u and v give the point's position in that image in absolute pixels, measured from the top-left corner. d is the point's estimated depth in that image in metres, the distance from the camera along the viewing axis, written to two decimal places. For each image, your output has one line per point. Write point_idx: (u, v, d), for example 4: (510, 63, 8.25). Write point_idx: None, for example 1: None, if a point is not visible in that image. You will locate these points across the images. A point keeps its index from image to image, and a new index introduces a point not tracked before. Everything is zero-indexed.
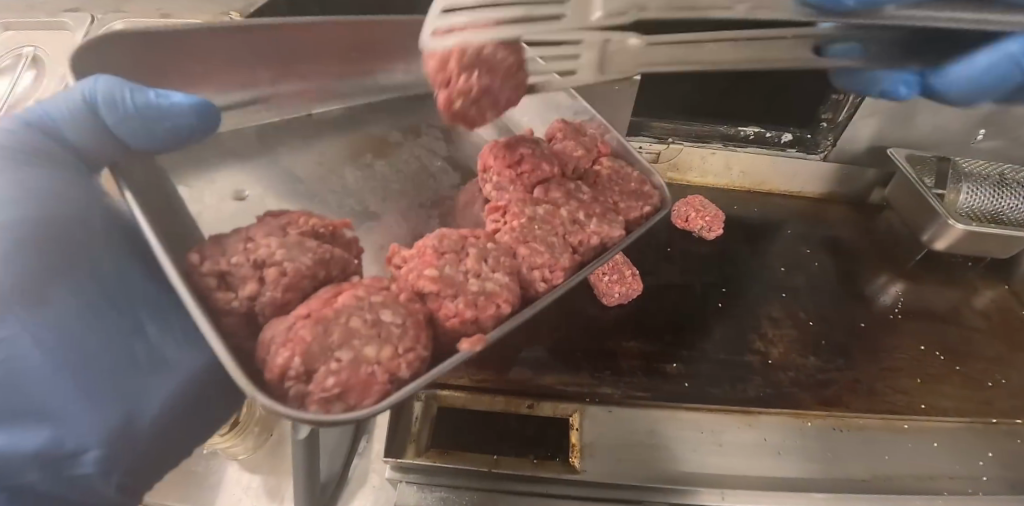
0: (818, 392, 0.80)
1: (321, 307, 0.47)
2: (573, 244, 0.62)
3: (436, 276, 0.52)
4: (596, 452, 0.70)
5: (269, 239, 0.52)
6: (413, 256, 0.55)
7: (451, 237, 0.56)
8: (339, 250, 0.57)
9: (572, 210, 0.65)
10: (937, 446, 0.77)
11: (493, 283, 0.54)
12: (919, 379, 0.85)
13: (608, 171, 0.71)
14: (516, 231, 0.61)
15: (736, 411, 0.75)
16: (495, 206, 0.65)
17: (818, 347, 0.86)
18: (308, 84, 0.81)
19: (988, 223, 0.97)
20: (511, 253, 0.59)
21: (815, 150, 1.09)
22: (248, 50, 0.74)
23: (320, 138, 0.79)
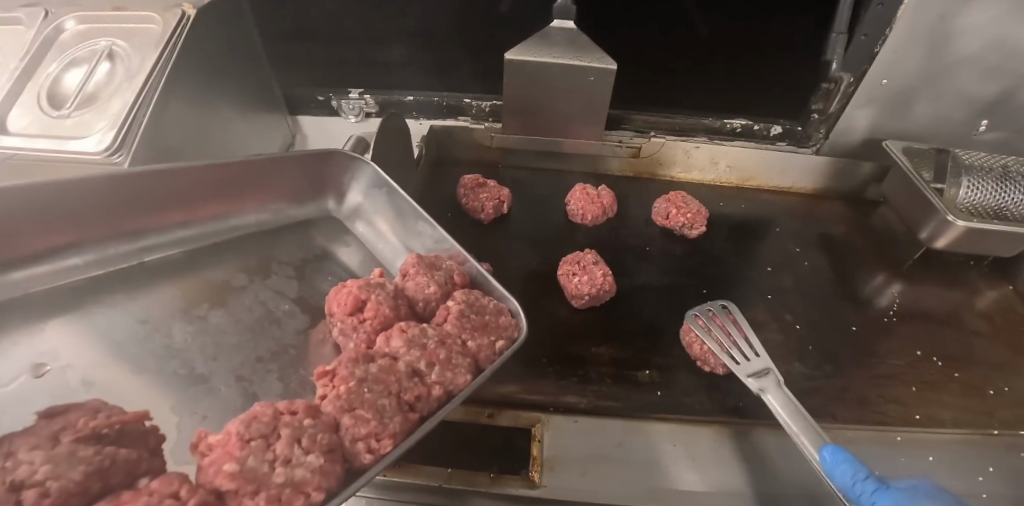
0: (803, 402, 0.74)
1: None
2: (406, 402, 0.56)
3: (235, 470, 0.46)
4: (558, 467, 0.64)
5: (36, 452, 0.46)
6: (217, 445, 0.49)
7: (261, 420, 0.50)
8: (130, 451, 0.50)
9: (411, 360, 0.59)
10: (934, 460, 0.70)
11: (303, 469, 0.48)
12: (914, 388, 0.79)
13: (461, 304, 0.66)
14: (338, 399, 0.54)
15: (711, 421, 0.70)
16: (323, 369, 0.57)
17: (805, 353, 0.80)
18: (204, 222, 0.78)
19: (991, 219, 0.90)
20: (333, 427, 0.52)
21: (806, 143, 1.04)
22: (169, 190, 0.73)
23: (234, 256, 0.77)
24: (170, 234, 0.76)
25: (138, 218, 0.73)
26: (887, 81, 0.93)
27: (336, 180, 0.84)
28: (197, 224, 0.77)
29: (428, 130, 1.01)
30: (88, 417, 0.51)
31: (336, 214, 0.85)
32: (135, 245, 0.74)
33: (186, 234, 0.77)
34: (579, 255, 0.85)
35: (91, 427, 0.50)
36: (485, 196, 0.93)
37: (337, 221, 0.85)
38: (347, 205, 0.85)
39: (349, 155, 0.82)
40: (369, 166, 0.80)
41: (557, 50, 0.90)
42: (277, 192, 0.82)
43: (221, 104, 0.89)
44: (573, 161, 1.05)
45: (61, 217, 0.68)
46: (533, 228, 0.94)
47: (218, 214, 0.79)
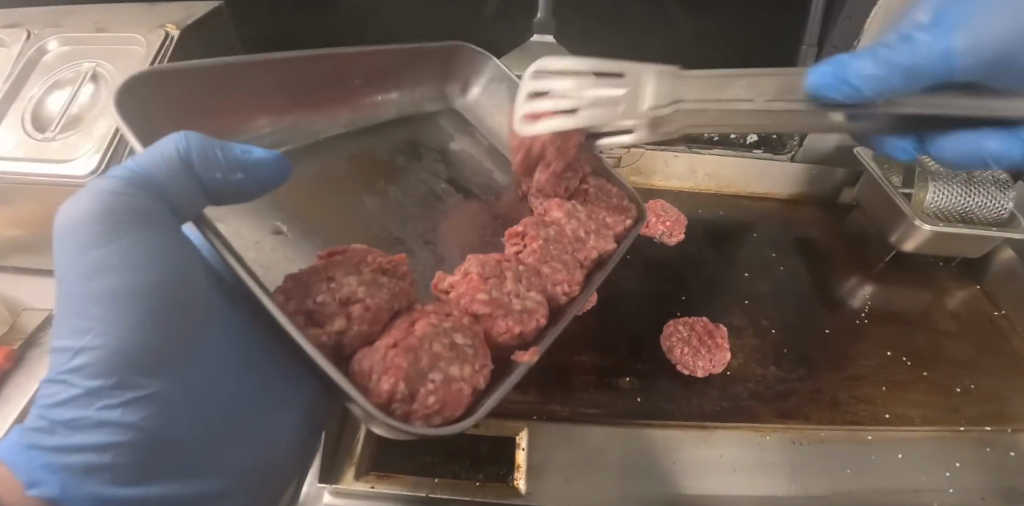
0: (778, 404, 0.77)
1: (406, 337, 0.46)
2: (579, 259, 0.59)
3: (487, 298, 0.51)
4: (544, 474, 0.67)
5: (350, 276, 0.50)
6: (460, 283, 0.53)
7: (485, 263, 0.54)
8: (403, 284, 0.53)
9: (572, 227, 0.61)
10: (901, 457, 0.75)
11: (531, 300, 0.53)
12: (885, 387, 0.82)
13: (596, 187, 0.67)
14: (535, 252, 0.57)
15: (692, 426, 0.73)
16: (510, 232, 0.61)
17: (781, 356, 0.83)
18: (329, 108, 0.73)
19: (959, 222, 0.94)
20: (536, 273, 0.56)
21: (782, 149, 1.07)
22: (319, 72, 0.70)
23: (384, 136, 0.76)
24: (338, 118, 0.74)
25: (296, 105, 0.70)
26: None
27: (457, 71, 0.80)
28: (338, 114, 0.74)
29: None
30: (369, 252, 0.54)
31: (456, 105, 0.81)
32: (307, 128, 0.72)
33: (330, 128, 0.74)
34: None
35: (376, 262, 0.53)
36: None
37: (452, 114, 0.81)
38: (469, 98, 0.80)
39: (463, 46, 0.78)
40: (493, 60, 0.76)
41: (538, 65, 0.92)
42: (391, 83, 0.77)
43: None
44: None
45: (288, 99, 0.69)
46: None
47: (363, 105, 0.76)
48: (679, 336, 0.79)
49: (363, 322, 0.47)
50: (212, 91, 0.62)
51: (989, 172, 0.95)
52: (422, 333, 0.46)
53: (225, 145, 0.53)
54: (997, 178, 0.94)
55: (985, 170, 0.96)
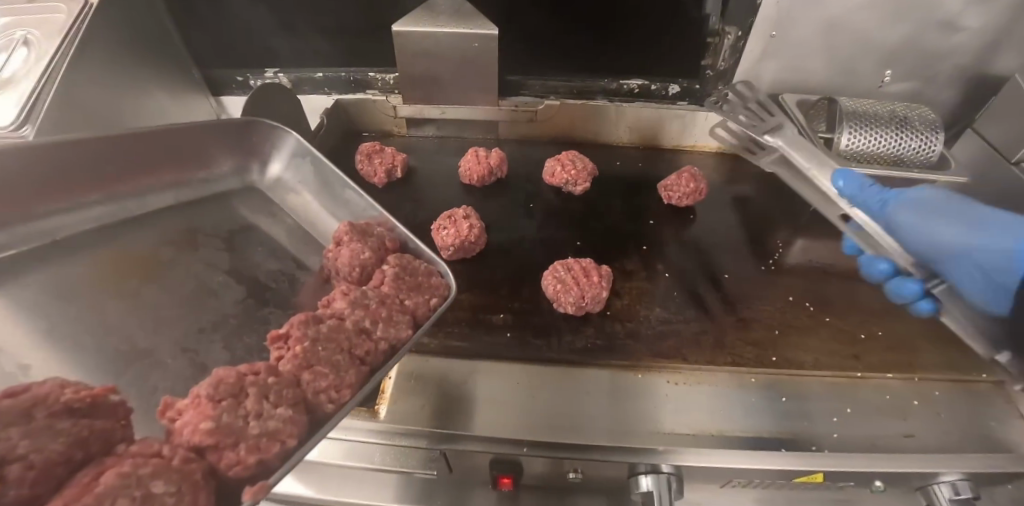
0: (654, 344, 0.76)
1: (77, 500, 0.38)
2: (360, 356, 0.56)
3: (212, 427, 0.45)
4: (403, 400, 0.68)
5: (9, 429, 0.41)
6: (186, 408, 0.48)
7: (220, 380, 0.49)
8: (102, 423, 0.46)
9: (357, 318, 0.59)
10: (784, 400, 0.71)
11: (276, 419, 0.48)
12: (779, 331, 0.79)
13: (396, 267, 0.65)
14: (291, 358, 0.53)
15: (559, 362, 0.72)
16: (273, 334, 0.56)
17: (669, 297, 0.82)
18: (111, 187, 0.72)
19: (889, 167, 0.87)
20: (295, 383, 0.52)
21: (707, 100, 1.04)
22: (91, 162, 0.69)
23: (160, 226, 0.74)
24: (90, 210, 0.71)
25: (54, 189, 0.68)
26: (776, 33, 0.93)
27: (256, 147, 0.80)
28: (95, 206, 0.72)
29: (334, 103, 1.06)
30: (59, 387, 0.45)
31: (257, 184, 0.81)
32: (49, 225, 0.68)
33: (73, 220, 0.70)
34: (452, 210, 0.88)
35: (63, 402, 0.45)
36: (378, 162, 0.99)
37: (255, 192, 0.81)
38: (272, 175, 0.81)
39: (267, 125, 0.78)
40: (291, 136, 0.77)
41: (442, 20, 0.93)
42: (173, 167, 0.76)
43: (139, 83, 0.97)
44: (478, 128, 1.09)
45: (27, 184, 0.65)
46: (424, 191, 0.99)
47: (134, 189, 0.74)
48: (555, 275, 0.79)
49: (20, 487, 0.40)
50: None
51: (917, 113, 0.89)
52: (99, 495, 0.39)
53: None
54: (926, 119, 0.88)
55: (914, 111, 0.90)
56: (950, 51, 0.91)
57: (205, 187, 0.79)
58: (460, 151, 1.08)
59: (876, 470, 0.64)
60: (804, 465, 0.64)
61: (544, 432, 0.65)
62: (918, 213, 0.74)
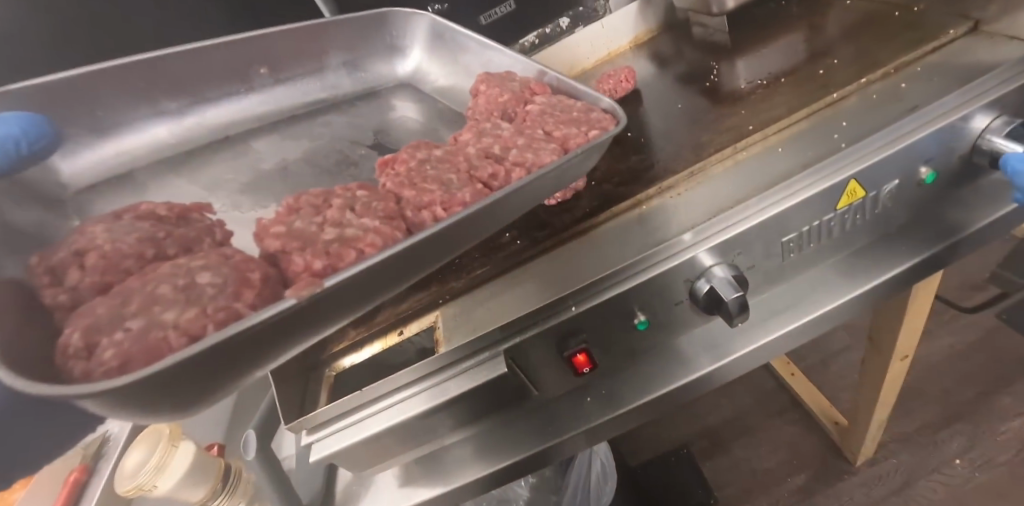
0: (645, 177, 0.78)
1: (134, 280, 0.46)
2: (478, 178, 0.63)
3: (285, 232, 0.54)
4: (454, 334, 0.71)
5: (98, 227, 0.55)
6: (284, 216, 0.56)
7: (310, 196, 0.58)
8: (186, 231, 0.56)
9: (483, 145, 0.70)
10: (782, 149, 0.72)
11: (353, 230, 0.53)
12: (745, 110, 0.81)
13: (541, 106, 0.74)
14: (401, 177, 0.63)
15: (574, 233, 0.76)
16: (385, 159, 0.69)
17: (639, 145, 0.86)
18: (249, 81, 0.86)
19: None
20: (387, 197, 0.59)
21: (597, 15, 1.17)
22: (250, 53, 0.84)
23: (305, 130, 0.88)
24: (244, 105, 0.86)
25: (205, 87, 0.82)
26: None
27: (394, 41, 0.95)
28: (259, 95, 0.87)
29: None
30: (156, 207, 0.59)
31: (404, 77, 0.97)
32: (208, 125, 0.83)
33: (225, 115, 0.84)
34: None
35: (155, 211, 0.58)
36: None
37: (405, 87, 0.96)
38: (408, 69, 0.96)
39: (404, 15, 0.92)
40: (426, 18, 0.91)
41: None
42: (313, 69, 0.91)
43: None
44: None
45: (173, 86, 0.79)
46: None
47: (294, 77, 0.90)
48: None
49: (93, 273, 0.48)
50: (77, 94, 0.71)
51: None
52: (151, 279, 0.45)
53: None
54: None
55: None
56: None
57: (366, 84, 0.95)
58: None
59: (874, 162, 0.64)
60: (800, 195, 0.65)
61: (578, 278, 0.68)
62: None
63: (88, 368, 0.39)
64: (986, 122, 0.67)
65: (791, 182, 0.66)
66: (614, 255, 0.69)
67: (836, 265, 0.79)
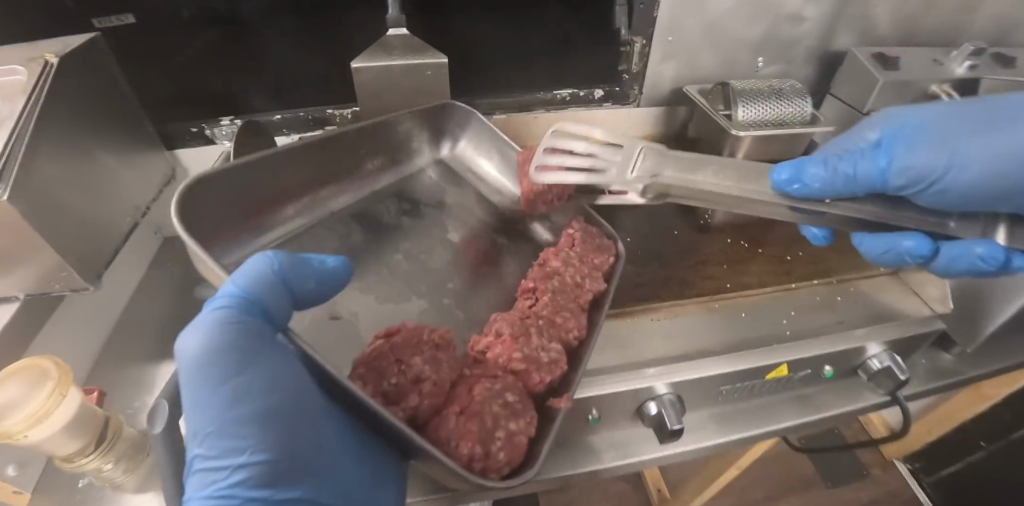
0: (635, 292, 0.90)
1: (469, 404, 0.63)
2: (579, 303, 0.76)
3: (522, 356, 0.67)
4: None
5: (415, 358, 0.65)
6: (494, 345, 0.70)
7: (511, 326, 0.71)
8: (452, 359, 0.68)
9: (572, 274, 0.78)
10: (744, 315, 0.88)
11: (551, 352, 0.68)
12: (726, 265, 0.96)
13: (584, 231, 0.85)
14: (548, 304, 0.74)
15: None
16: (524, 287, 0.79)
17: (634, 256, 0.96)
18: (330, 175, 0.96)
19: (777, 126, 1.11)
20: (552, 324, 0.72)
21: (627, 100, 1.24)
22: (312, 168, 0.93)
23: (358, 213, 0.97)
24: (336, 200, 0.97)
25: (316, 190, 0.95)
26: (672, 38, 1.16)
27: (441, 123, 1.00)
28: (347, 192, 0.98)
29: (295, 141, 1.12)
30: (423, 332, 0.68)
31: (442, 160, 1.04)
32: (325, 206, 0.96)
33: (313, 212, 0.94)
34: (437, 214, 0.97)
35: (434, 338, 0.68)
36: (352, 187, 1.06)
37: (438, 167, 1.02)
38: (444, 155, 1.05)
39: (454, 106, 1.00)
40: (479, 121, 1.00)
41: (397, 53, 1.04)
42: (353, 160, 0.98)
43: (93, 147, 0.95)
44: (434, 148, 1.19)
45: (284, 193, 0.90)
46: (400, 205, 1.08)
47: (353, 182, 0.99)
48: None
49: (433, 395, 0.63)
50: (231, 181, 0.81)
51: (787, 85, 1.15)
52: (482, 398, 0.63)
53: (299, 259, 0.65)
54: (796, 89, 1.14)
55: (785, 85, 1.16)
56: (801, 36, 1.21)
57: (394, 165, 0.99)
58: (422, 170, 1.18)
59: (807, 355, 0.82)
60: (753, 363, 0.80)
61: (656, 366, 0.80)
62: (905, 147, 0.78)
63: (487, 466, 0.58)
64: (876, 351, 0.90)
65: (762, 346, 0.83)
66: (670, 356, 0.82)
67: (751, 409, 0.95)
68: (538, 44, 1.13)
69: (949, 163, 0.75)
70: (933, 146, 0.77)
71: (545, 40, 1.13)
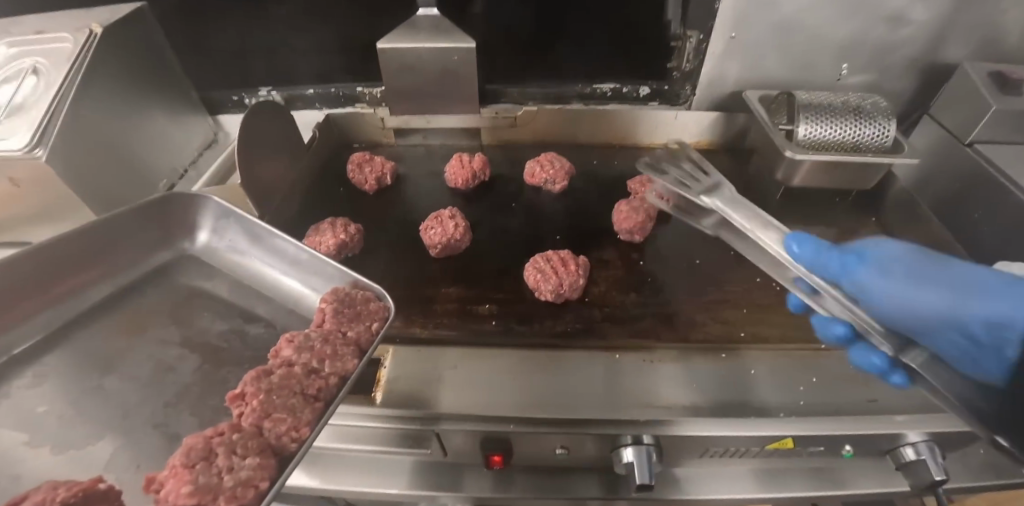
0: (631, 325, 0.81)
1: None
2: (310, 394, 0.62)
3: (192, 488, 0.53)
4: (396, 386, 0.72)
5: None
6: (168, 478, 0.56)
7: (195, 444, 0.57)
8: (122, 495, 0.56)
9: (303, 362, 0.66)
10: (754, 373, 0.75)
11: (246, 468, 0.55)
12: (747, 310, 0.84)
13: (332, 304, 0.71)
14: (255, 409, 0.61)
15: (545, 348, 0.77)
16: (234, 393, 0.64)
17: (643, 284, 0.87)
18: (119, 256, 0.81)
19: (845, 153, 0.94)
20: (257, 433, 0.59)
21: (677, 100, 1.11)
22: (100, 241, 0.78)
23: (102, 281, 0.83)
24: (100, 277, 0.80)
25: (81, 259, 0.77)
26: (735, 34, 1.00)
27: (182, 220, 0.85)
28: (100, 275, 0.79)
29: (326, 117, 1.11)
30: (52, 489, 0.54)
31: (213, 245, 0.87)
32: (71, 305, 0.77)
33: (109, 284, 0.80)
34: (438, 211, 0.93)
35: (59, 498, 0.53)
36: (368, 170, 1.04)
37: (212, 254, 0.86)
38: (200, 244, 0.86)
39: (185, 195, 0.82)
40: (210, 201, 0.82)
41: (424, 36, 0.99)
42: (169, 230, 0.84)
43: (131, 115, 1.02)
44: (461, 134, 1.15)
45: (72, 263, 0.76)
46: (413, 193, 1.06)
47: (127, 259, 0.82)
48: (536, 266, 0.84)
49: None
50: None
51: (870, 102, 0.97)
52: None
53: None
54: (880, 108, 0.96)
55: (868, 101, 0.98)
56: (900, 43, 1.02)
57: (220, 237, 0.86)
58: (444, 155, 1.14)
59: (822, 434, 0.69)
60: (641, 431, 0.69)
61: (526, 404, 0.70)
62: (891, 277, 0.62)
63: None
64: (914, 440, 0.77)
65: (671, 414, 0.70)
66: (574, 401, 0.70)
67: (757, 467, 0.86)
68: (580, 33, 1.04)
69: (921, 323, 0.60)
70: (897, 277, 0.62)
71: (587, 30, 1.03)
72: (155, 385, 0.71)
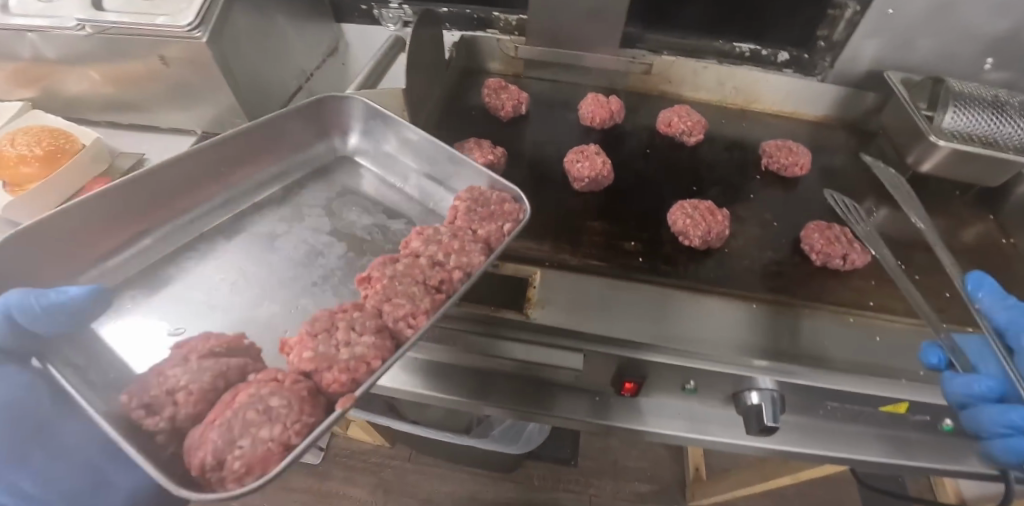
0: (767, 282, 0.84)
1: (223, 413, 0.50)
2: (433, 285, 0.64)
3: (312, 354, 0.55)
4: (549, 305, 0.74)
5: (176, 370, 0.54)
6: (295, 345, 0.57)
7: (317, 318, 0.59)
8: (243, 358, 0.58)
9: (432, 253, 0.68)
10: (881, 340, 0.76)
11: (361, 345, 0.56)
12: (875, 282, 0.87)
13: (467, 201, 0.73)
14: (381, 289, 0.63)
15: (687, 288, 0.80)
16: (362, 277, 0.67)
17: (777, 244, 0.91)
18: (278, 156, 0.83)
19: (982, 147, 0.95)
20: (378, 314, 0.61)
21: (812, 70, 1.12)
22: (257, 138, 0.79)
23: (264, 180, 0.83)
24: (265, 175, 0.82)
25: (243, 157, 0.79)
26: (893, 11, 0.99)
27: (331, 119, 0.86)
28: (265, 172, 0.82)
29: (461, 38, 1.10)
30: (204, 338, 0.58)
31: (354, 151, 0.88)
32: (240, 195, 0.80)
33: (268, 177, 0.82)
34: (583, 146, 0.96)
35: (208, 348, 0.57)
36: (505, 97, 1.05)
37: (359, 157, 0.88)
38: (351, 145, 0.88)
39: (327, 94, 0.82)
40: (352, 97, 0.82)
41: None
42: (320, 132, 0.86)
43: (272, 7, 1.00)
44: (591, 75, 1.15)
45: (242, 156, 0.78)
46: (545, 128, 1.06)
47: (288, 149, 0.83)
48: (685, 211, 0.87)
49: (187, 406, 0.52)
50: (136, 193, 0.68)
51: (1016, 100, 0.97)
52: (233, 405, 0.50)
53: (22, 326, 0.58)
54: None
55: (1014, 98, 0.98)
56: None
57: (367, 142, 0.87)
58: (571, 94, 1.14)
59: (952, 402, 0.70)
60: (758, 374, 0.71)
61: (666, 339, 0.72)
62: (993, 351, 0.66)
63: (222, 477, 0.47)
64: None
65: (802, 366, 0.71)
66: (721, 342, 0.73)
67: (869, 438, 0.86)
68: None
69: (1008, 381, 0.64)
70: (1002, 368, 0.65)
71: None
72: (305, 266, 0.74)
